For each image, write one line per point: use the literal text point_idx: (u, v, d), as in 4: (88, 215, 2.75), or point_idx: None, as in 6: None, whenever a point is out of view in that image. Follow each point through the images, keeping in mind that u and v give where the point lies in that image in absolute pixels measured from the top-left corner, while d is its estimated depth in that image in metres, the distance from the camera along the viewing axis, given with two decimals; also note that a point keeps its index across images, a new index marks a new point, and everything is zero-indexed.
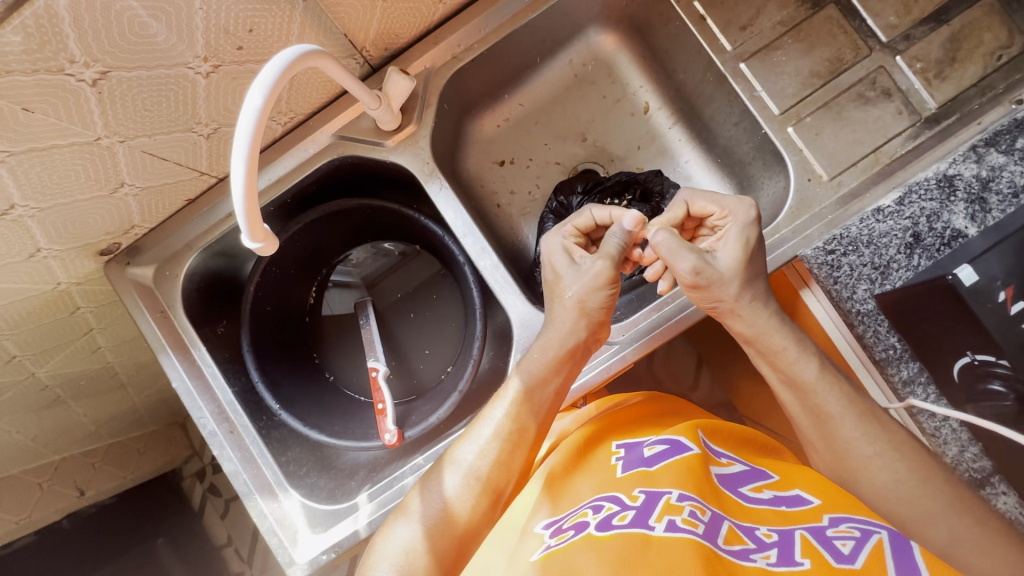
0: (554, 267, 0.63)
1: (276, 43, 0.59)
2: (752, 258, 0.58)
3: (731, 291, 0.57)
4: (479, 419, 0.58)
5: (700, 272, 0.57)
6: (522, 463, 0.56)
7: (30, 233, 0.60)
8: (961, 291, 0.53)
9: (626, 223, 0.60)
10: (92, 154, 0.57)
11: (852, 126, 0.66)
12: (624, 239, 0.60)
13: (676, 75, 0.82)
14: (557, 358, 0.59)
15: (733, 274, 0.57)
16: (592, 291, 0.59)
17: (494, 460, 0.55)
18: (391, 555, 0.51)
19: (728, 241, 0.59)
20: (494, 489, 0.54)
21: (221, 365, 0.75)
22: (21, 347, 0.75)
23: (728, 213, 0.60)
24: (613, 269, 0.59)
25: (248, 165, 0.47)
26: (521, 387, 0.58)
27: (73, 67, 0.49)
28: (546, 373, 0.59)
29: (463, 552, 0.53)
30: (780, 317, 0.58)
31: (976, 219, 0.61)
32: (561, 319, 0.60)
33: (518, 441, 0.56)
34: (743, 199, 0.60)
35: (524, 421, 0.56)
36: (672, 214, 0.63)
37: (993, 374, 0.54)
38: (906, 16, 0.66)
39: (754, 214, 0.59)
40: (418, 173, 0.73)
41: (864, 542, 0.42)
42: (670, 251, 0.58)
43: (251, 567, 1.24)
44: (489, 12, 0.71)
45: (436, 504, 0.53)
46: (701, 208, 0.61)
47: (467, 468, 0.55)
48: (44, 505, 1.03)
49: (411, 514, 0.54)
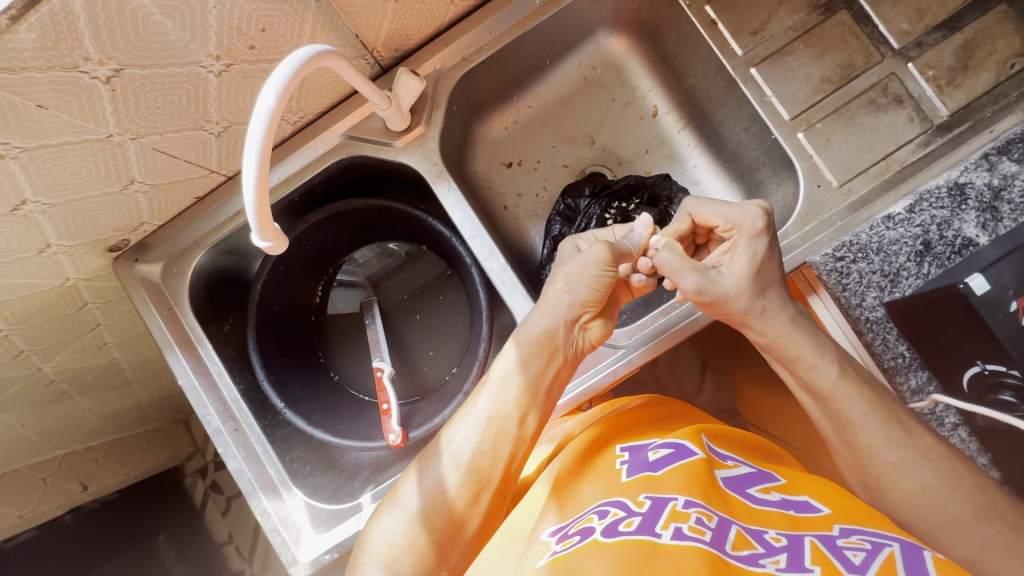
0: (557, 259, 0.63)
1: (288, 43, 0.59)
2: (761, 270, 0.57)
3: (739, 306, 0.58)
4: (463, 408, 0.58)
5: (704, 290, 0.58)
6: (508, 452, 0.54)
7: (41, 229, 0.61)
8: (973, 301, 0.53)
9: (640, 229, 0.64)
10: (104, 151, 0.57)
11: (863, 132, 0.66)
12: (637, 246, 0.63)
13: (686, 79, 0.82)
14: (537, 341, 0.57)
15: (740, 288, 0.57)
16: (581, 274, 0.59)
17: (475, 450, 0.54)
18: (376, 552, 0.50)
19: (736, 255, 0.58)
20: (476, 478, 0.53)
21: (227, 363, 0.75)
22: (29, 342, 0.75)
23: (733, 225, 0.59)
24: (609, 255, 0.60)
25: (259, 163, 0.47)
26: (502, 374, 0.57)
27: (87, 65, 0.49)
28: (530, 356, 0.57)
29: (451, 546, 0.51)
30: (791, 324, 0.58)
31: (988, 228, 0.61)
32: (551, 305, 0.59)
33: (500, 429, 0.54)
34: (750, 206, 0.58)
35: (507, 407, 0.55)
36: (676, 226, 0.63)
37: (1003, 385, 0.54)
38: (918, 23, 0.65)
39: (761, 222, 0.57)
40: (426, 173, 0.73)
41: (876, 554, 0.42)
42: (673, 269, 0.59)
43: (252, 565, 1.24)
44: (500, 13, 0.71)
45: (419, 497, 0.53)
46: (706, 219, 0.61)
47: (450, 458, 0.54)
48: (47, 500, 1.03)
49: (398, 506, 0.53)
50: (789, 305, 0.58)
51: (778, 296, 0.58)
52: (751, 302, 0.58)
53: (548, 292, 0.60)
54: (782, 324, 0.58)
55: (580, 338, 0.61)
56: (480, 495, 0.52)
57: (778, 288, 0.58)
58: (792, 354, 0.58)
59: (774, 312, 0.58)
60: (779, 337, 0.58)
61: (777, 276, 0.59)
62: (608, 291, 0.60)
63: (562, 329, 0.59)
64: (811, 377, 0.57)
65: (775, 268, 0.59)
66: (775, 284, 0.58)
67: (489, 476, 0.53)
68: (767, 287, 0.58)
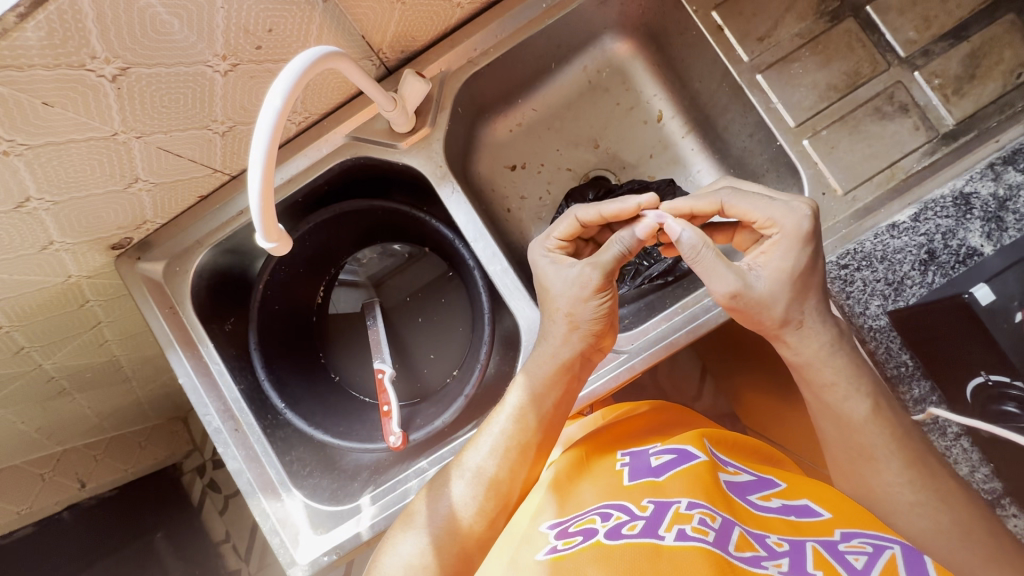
0: (542, 278, 0.62)
1: (295, 43, 0.59)
2: (801, 276, 0.54)
3: (778, 314, 0.55)
4: (482, 429, 0.61)
5: (739, 295, 0.54)
6: (525, 478, 0.57)
7: (44, 226, 0.60)
8: (977, 309, 0.55)
9: (638, 230, 0.57)
10: (109, 149, 0.57)
11: (868, 141, 0.66)
12: (632, 244, 0.57)
13: (691, 85, 0.82)
14: (549, 376, 0.59)
15: (776, 296, 0.54)
16: (580, 303, 0.58)
17: (489, 478, 0.57)
18: (394, 567, 0.54)
19: (775, 257, 0.55)
20: (492, 503, 0.56)
21: (229, 362, 0.75)
22: (30, 339, 0.75)
23: (774, 223, 0.55)
24: (601, 276, 0.57)
25: (265, 166, 0.47)
26: (512, 407, 0.59)
27: (94, 63, 0.49)
28: (543, 389, 0.59)
29: (464, 567, 0.54)
30: (830, 348, 0.55)
31: (993, 237, 0.61)
32: (557, 335, 0.60)
33: (515, 458, 0.57)
34: (796, 205, 0.55)
35: (520, 437, 0.58)
36: (699, 204, 0.58)
37: (1006, 396, 0.54)
38: (925, 31, 0.65)
39: (808, 225, 0.54)
40: (430, 175, 0.73)
41: (877, 557, 0.42)
42: (706, 265, 0.54)
43: (248, 565, 1.25)
44: (507, 16, 0.71)
45: (434, 519, 0.56)
46: (745, 213, 0.56)
47: (462, 482, 0.58)
48: (45, 496, 1.03)
49: (414, 526, 0.56)
50: (829, 326, 0.56)
51: (817, 308, 0.55)
52: (788, 314, 0.55)
53: (551, 327, 0.60)
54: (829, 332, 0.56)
55: (592, 359, 0.62)
56: (496, 519, 0.56)
57: (816, 300, 0.55)
58: (827, 381, 0.56)
59: (810, 328, 0.56)
60: (805, 357, 0.56)
61: (818, 287, 0.55)
62: (611, 313, 0.59)
63: (575, 358, 0.60)
64: (843, 408, 0.56)
65: (818, 277, 0.55)
66: (815, 292, 0.55)
67: (503, 499, 0.57)
68: (807, 295, 0.55)
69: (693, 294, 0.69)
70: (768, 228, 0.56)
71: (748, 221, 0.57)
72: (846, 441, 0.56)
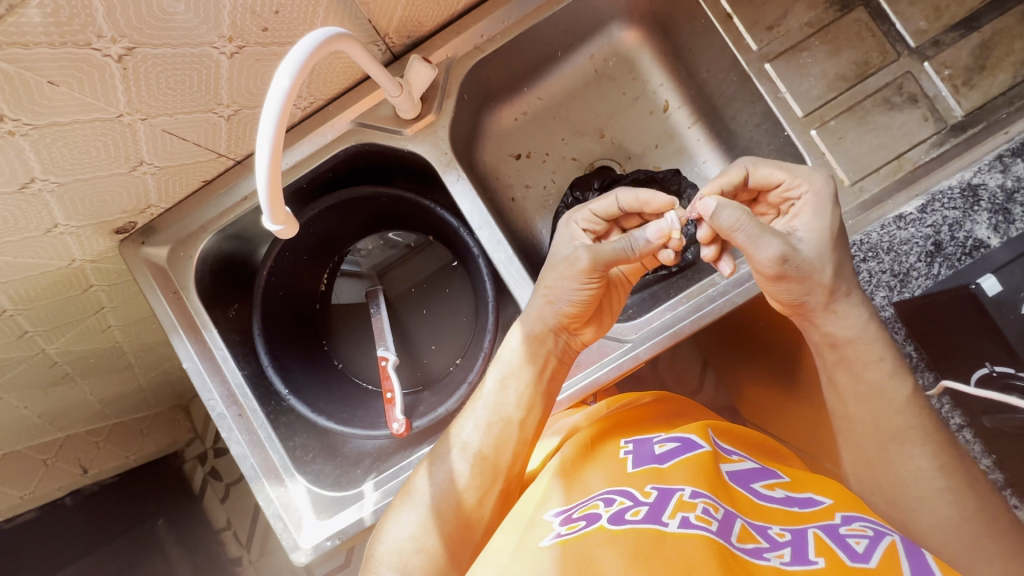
0: (555, 250, 0.63)
1: (301, 26, 0.59)
2: (836, 236, 0.55)
3: (826, 278, 0.54)
4: (471, 404, 0.61)
5: (787, 259, 0.52)
6: (520, 458, 0.57)
7: (49, 209, 0.60)
8: (983, 301, 0.54)
9: (649, 234, 0.56)
10: (113, 130, 0.57)
11: (876, 131, 0.66)
12: (642, 247, 0.56)
13: (698, 74, 0.82)
14: (528, 351, 0.60)
15: (822, 259, 0.54)
16: (566, 280, 0.57)
17: (476, 453, 0.57)
18: (397, 548, 0.53)
19: (811, 218, 0.55)
20: (484, 478, 0.56)
21: (232, 347, 0.75)
22: (34, 323, 0.75)
23: (801, 182, 0.56)
24: (590, 261, 0.55)
25: (273, 148, 0.47)
26: (496, 383, 0.59)
27: (100, 42, 0.49)
28: (520, 365, 0.60)
29: (466, 546, 0.54)
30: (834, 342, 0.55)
31: (999, 230, 0.62)
32: (537, 310, 0.60)
33: (510, 440, 0.57)
34: (816, 171, 0.57)
35: (517, 422, 0.58)
36: (727, 178, 0.58)
37: (1011, 386, 0.54)
38: (936, 21, 0.64)
39: (832, 187, 0.56)
40: (435, 162, 0.73)
41: (877, 541, 0.43)
42: (750, 236, 0.52)
43: (250, 552, 1.27)
44: (514, 2, 0.71)
45: (432, 493, 0.56)
46: (766, 177, 0.57)
47: (457, 461, 0.57)
48: (47, 481, 1.01)
49: (413, 508, 0.56)
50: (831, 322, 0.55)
51: (850, 287, 0.56)
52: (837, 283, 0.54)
53: (534, 300, 0.61)
54: (844, 313, 0.56)
55: (571, 341, 0.62)
56: (488, 494, 0.56)
57: (825, 296, 0.54)
58: None
59: (831, 315, 0.56)
60: None
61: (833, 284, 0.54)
62: (592, 300, 0.58)
63: (548, 334, 0.60)
64: None
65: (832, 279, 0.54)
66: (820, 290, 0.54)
67: (497, 476, 0.56)
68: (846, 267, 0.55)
69: (698, 284, 0.69)
70: (791, 192, 0.57)
71: (771, 186, 0.58)
72: (865, 423, 0.56)
